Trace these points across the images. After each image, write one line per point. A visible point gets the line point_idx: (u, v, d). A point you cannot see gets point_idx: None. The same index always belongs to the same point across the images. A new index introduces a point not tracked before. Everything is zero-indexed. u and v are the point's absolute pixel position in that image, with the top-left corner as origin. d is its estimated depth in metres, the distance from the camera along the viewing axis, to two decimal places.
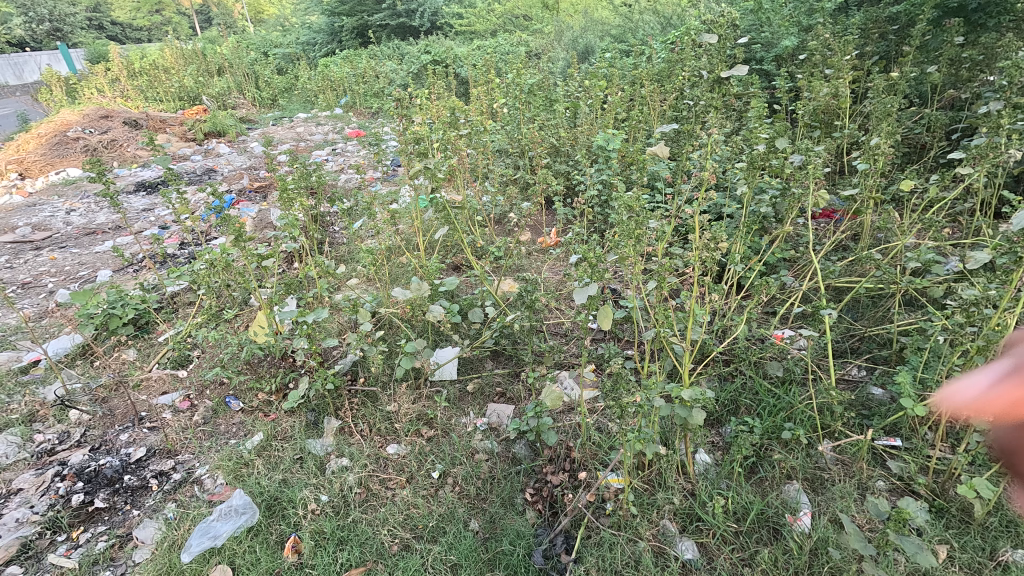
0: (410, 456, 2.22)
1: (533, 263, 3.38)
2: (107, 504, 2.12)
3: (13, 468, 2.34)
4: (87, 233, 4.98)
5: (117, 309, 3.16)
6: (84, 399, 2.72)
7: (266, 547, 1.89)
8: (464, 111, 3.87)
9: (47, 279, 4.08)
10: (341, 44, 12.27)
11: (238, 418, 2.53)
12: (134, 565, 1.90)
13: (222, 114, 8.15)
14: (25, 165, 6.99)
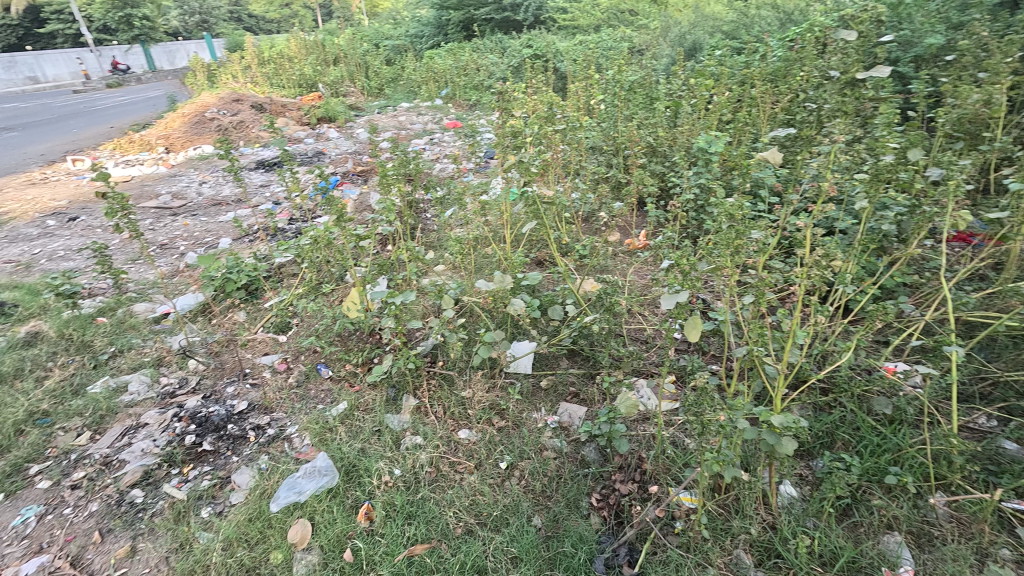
0: (480, 444, 2.27)
1: (617, 265, 3.31)
2: (213, 448, 2.38)
3: (142, 405, 2.68)
4: (214, 204, 5.58)
5: (233, 274, 3.51)
6: (201, 351, 3.06)
7: (343, 509, 2.02)
8: (561, 106, 3.84)
9: (180, 242, 4.63)
10: (446, 37, 12.67)
11: (327, 386, 2.72)
12: (230, 506, 2.11)
13: (334, 102, 8.74)
14: (170, 141, 7.97)
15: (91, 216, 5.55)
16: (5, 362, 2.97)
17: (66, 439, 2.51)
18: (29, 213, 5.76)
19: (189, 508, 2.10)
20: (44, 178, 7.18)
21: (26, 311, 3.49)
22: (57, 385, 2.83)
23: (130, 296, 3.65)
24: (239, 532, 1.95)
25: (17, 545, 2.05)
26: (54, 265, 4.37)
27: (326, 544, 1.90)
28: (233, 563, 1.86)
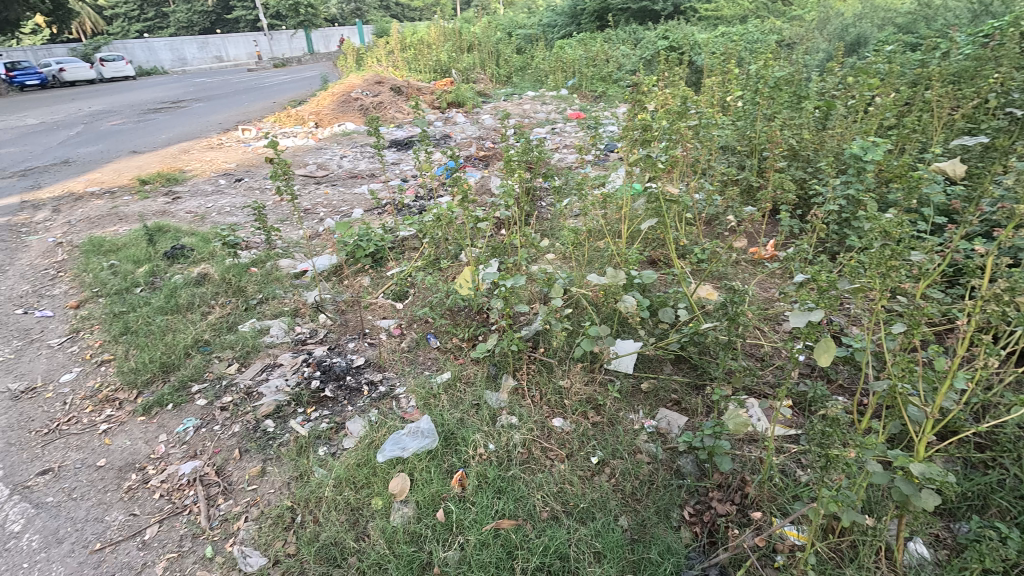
0: (573, 434, 2.28)
1: (739, 274, 3.10)
2: (333, 395, 2.65)
3: (279, 347, 3.06)
4: (352, 177, 6.12)
5: (363, 242, 3.85)
6: (330, 307, 3.39)
7: (439, 471, 2.15)
8: (696, 101, 3.66)
9: (320, 209, 5.15)
10: (579, 26, 12.56)
11: (434, 355, 2.89)
12: (342, 449, 2.34)
13: (465, 88, 9.11)
14: (320, 117, 8.85)
15: (253, 179, 6.37)
16: (182, 295, 3.54)
17: (220, 366, 2.94)
18: (207, 173, 6.75)
19: (309, 444, 2.36)
20: (219, 143, 8.36)
21: (199, 255, 4.12)
22: (217, 319, 3.31)
23: (278, 252, 4.15)
24: (348, 474, 2.16)
25: (178, 448, 2.46)
26: (222, 219, 5.09)
27: (422, 501, 2.03)
28: (341, 500, 2.07)
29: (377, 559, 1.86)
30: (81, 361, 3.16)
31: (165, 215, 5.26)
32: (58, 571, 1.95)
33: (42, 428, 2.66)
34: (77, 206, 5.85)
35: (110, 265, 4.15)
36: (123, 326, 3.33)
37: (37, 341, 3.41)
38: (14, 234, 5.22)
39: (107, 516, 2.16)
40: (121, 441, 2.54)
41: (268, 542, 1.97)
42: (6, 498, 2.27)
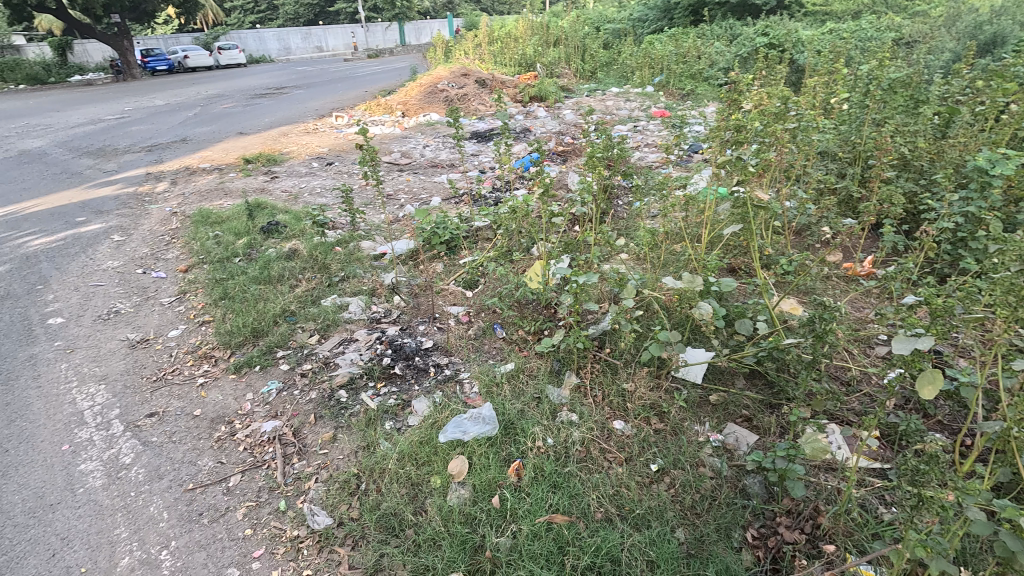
0: (633, 439, 2.23)
1: (828, 289, 2.89)
2: (402, 373, 2.76)
3: (355, 323, 3.24)
4: (433, 166, 6.33)
5: (440, 230, 3.98)
6: (404, 290, 3.54)
7: (497, 459, 2.19)
8: (796, 102, 3.43)
9: (401, 195, 5.37)
10: (671, 21, 12.12)
11: (499, 345, 2.94)
12: (407, 426, 2.44)
13: (548, 82, 9.11)
14: (407, 106, 9.21)
15: (342, 164, 6.75)
16: (274, 267, 3.83)
17: (302, 336, 3.16)
18: (302, 156, 7.24)
19: (377, 417, 2.49)
20: (315, 128, 8.93)
21: (291, 232, 4.44)
22: (303, 292, 3.56)
23: (361, 233, 4.38)
24: (411, 450, 2.25)
25: (262, 407, 2.67)
26: (313, 199, 5.44)
27: (478, 485, 2.08)
28: (403, 473, 2.16)
29: (432, 535, 1.93)
30: (186, 319, 3.52)
31: (264, 193, 5.71)
32: (157, 503, 2.18)
33: (151, 375, 2.99)
34: (192, 181, 6.48)
35: (216, 235, 4.57)
36: (222, 291, 3.66)
37: (152, 299, 3.82)
38: (139, 202, 5.88)
39: (200, 461, 2.39)
40: (215, 395, 2.80)
41: (335, 504, 2.10)
42: (120, 433, 2.57)
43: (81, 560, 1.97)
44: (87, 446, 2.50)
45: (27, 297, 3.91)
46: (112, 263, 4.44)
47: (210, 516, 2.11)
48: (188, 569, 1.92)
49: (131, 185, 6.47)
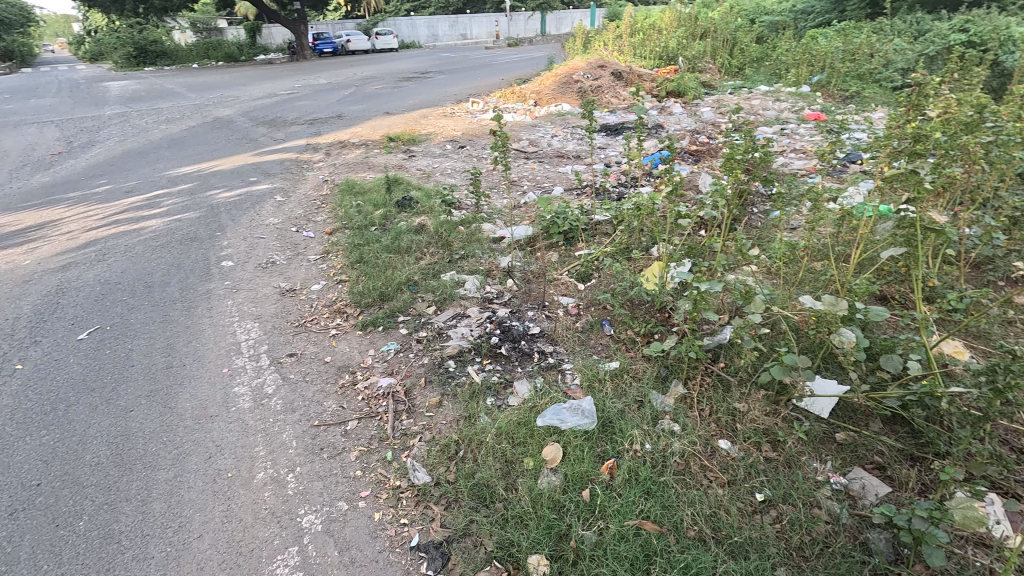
0: (738, 462, 2.10)
1: (1009, 337, 2.44)
2: (507, 354, 2.86)
3: (470, 300, 3.40)
4: (558, 155, 6.37)
5: (559, 220, 4.02)
6: (518, 274, 3.64)
7: (591, 453, 2.18)
8: (996, 110, 2.92)
9: (525, 182, 5.49)
10: (842, 14, 10.84)
11: (605, 341, 2.91)
12: (507, 405, 2.53)
13: (689, 77, 8.66)
14: (540, 96, 9.33)
15: (473, 148, 7.06)
16: (403, 239, 4.15)
17: (421, 305, 3.40)
18: (438, 137, 7.69)
19: (480, 391, 2.60)
20: (452, 113, 9.41)
21: (422, 208, 4.76)
22: (426, 265, 3.81)
23: (483, 216, 4.57)
24: (508, 428, 2.33)
25: (381, 364, 2.93)
26: (443, 179, 5.77)
27: (570, 474, 2.10)
28: (498, 449, 2.25)
29: (520, 513, 1.98)
30: (326, 276, 3.95)
31: (401, 170, 6.17)
32: (289, 431, 2.50)
33: (294, 321, 3.41)
34: (342, 153, 7.20)
35: (357, 205, 5.06)
36: (358, 255, 4.05)
37: (301, 255, 4.35)
38: (298, 169, 6.67)
39: (325, 402, 2.69)
40: (343, 347, 3.13)
41: (434, 464, 2.25)
42: (266, 366, 2.98)
43: (228, 466, 2.32)
44: (241, 372, 2.93)
45: (209, 241, 4.66)
46: (273, 219, 5.11)
47: (328, 452, 2.38)
48: (307, 493, 2.18)
49: (294, 154, 7.36)
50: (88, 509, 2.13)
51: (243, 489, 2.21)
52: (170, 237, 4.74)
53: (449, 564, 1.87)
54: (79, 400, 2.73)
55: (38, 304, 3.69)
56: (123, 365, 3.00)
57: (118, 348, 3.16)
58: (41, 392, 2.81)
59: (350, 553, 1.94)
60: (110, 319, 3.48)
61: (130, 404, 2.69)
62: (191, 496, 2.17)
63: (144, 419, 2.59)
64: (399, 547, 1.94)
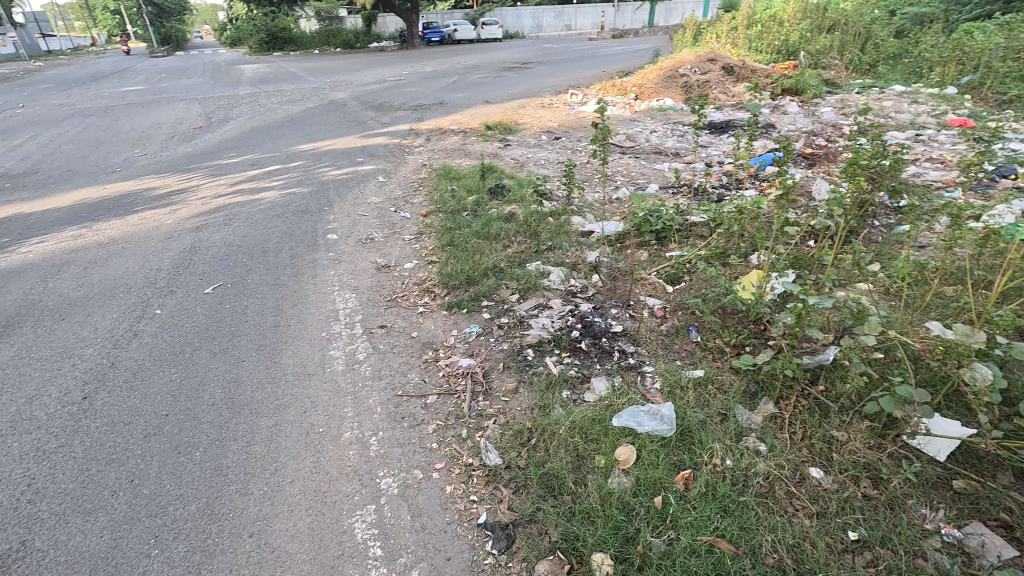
0: (831, 494, 1.94)
1: None
2: (586, 349, 2.84)
3: (553, 291, 3.40)
4: (656, 152, 6.16)
5: (652, 218, 3.90)
6: (604, 270, 3.59)
7: (666, 459, 2.11)
8: None
9: (619, 177, 5.36)
10: (1008, 5, 9.41)
11: (691, 348, 2.80)
12: (583, 399, 2.52)
13: (810, 73, 7.98)
14: (642, 89, 9.06)
15: (568, 140, 7.01)
16: (493, 226, 4.24)
17: (505, 292, 3.46)
18: (534, 128, 7.72)
19: (556, 383, 2.61)
20: (550, 104, 9.40)
21: (513, 196, 4.82)
22: (513, 253, 3.87)
23: (574, 208, 4.55)
24: (582, 423, 2.32)
25: (463, 344, 3.03)
26: (536, 169, 5.80)
27: (642, 479, 2.05)
28: (571, 442, 2.25)
29: (588, 508, 1.97)
30: (419, 256, 4.14)
31: (496, 158, 6.29)
32: (375, 397, 2.67)
33: (386, 295, 3.62)
34: (441, 140, 7.46)
35: (452, 190, 5.23)
36: (449, 238, 4.20)
37: (397, 234, 4.58)
38: (400, 152, 7.01)
39: (408, 374, 2.83)
40: (428, 324, 3.27)
41: (506, 448, 2.29)
42: (359, 334, 3.19)
43: (320, 422, 2.52)
44: (337, 338, 3.16)
45: (317, 215, 5.05)
46: (374, 199, 5.42)
47: (408, 422, 2.50)
48: (387, 458, 2.32)
49: (397, 137, 7.74)
50: (204, 442, 2.40)
51: (331, 444, 2.39)
52: (285, 209, 5.19)
53: (513, 546, 1.91)
54: (203, 346, 3.09)
55: (176, 259, 4.21)
56: (240, 320, 3.35)
57: (236, 304, 3.54)
58: (174, 335, 3.21)
59: (421, 520, 2.03)
60: (232, 278, 3.89)
61: (243, 355, 3.00)
62: (287, 444, 2.39)
63: (253, 370, 2.88)
64: (466, 522, 2.01)
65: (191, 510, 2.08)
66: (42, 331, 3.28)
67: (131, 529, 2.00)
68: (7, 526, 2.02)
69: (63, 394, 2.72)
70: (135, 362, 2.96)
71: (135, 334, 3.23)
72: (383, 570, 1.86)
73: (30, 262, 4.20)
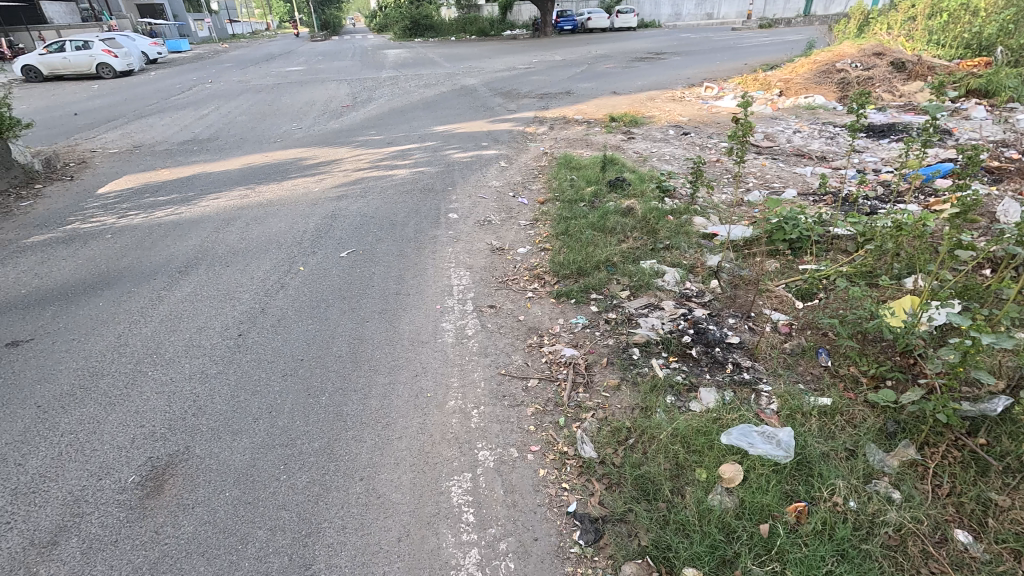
0: (980, 564, 1.67)
1: None
2: (697, 356, 2.70)
3: (666, 292, 3.28)
4: (798, 154, 5.63)
5: (787, 226, 3.59)
6: (725, 277, 3.38)
7: (777, 487, 1.96)
8: None
9: (751, 179, 4.98)
10: None
11: (818, 372, 2.54)
12: (688, 408, 2.41)
13: (1007, 72, 6.74)
14: (788, 85, 8.30)
15: (698, 136, 6.64)
16: (610, 219, 4.17)
17: (615, 287, 3.40)
18: (662, 122, 7.42)
19: (661, 387, 2.52)
20: (681, 97, 8.96)
21: (633, 190, 4.69)
22: (628, 248, 3.78)
23: (697, 208, 4.32)
24: (686, 432, 2.22)
25: (568, 334, 3.04)
26: (660, 165, 5.58)
27: (748, 502, 1.92)
28: (672, 449, 2.17)
29: (684, 520, 1.89)
30: (532, 242, 4.21)
31: (619, 150, 6.16)
32: (480, 373, 2.78)
33: (498, 277, 3.73)
34: (565, 129, 7.47)
35: (572, 179, 5.22)
36: (564, 227, 4.21)
37: (513, 218, 4.69)
38: (523, 139, 7.14)
39: (512, 355, 2.91)
40: (536, 310, 3.32)
41: (602, 443, 2.27)
42: (470, 311, 3.33)
43: (429, 387, 2.69)
44: (450, 311, 3.33)
45: (441, 194, 5.33)
46: (495, 183, 5.59)
47: (509, 401, 2.58)
48: (486, 431, 2.41)
49: (521, 124, 7.88)
50: (329, 388, 2.68)
51: (437, 410, 2.54)
52: (413, 186, 5.55)
53: (601, 541, 1.89)
54: (335, 304, 3.43)
55: (318, 223, 4.69)
56: (367, 284, 3.67)
57: (365, 270, 3.87)
58: (312, 291, 3.59)
59: (513, 497, 2.09)
60: (363, 245, 4.26)
61: (367, 316, 3.29)
62: (398, 403, 2.58)
63: (375, 331, 3.14)
64: (556, 508, 2.03)
65: (315, 446, 2.33)
66: (212, 274, 3.85)
67: (267, 452, 2.30)
68: (176, 432, 2.42)
69: (224, 330, 3.18)
70: (280, 310, 3.36)
71: (282, 286, 3.67)
72: (474, 536, 1.95)
73: (207, 215, 4.94)
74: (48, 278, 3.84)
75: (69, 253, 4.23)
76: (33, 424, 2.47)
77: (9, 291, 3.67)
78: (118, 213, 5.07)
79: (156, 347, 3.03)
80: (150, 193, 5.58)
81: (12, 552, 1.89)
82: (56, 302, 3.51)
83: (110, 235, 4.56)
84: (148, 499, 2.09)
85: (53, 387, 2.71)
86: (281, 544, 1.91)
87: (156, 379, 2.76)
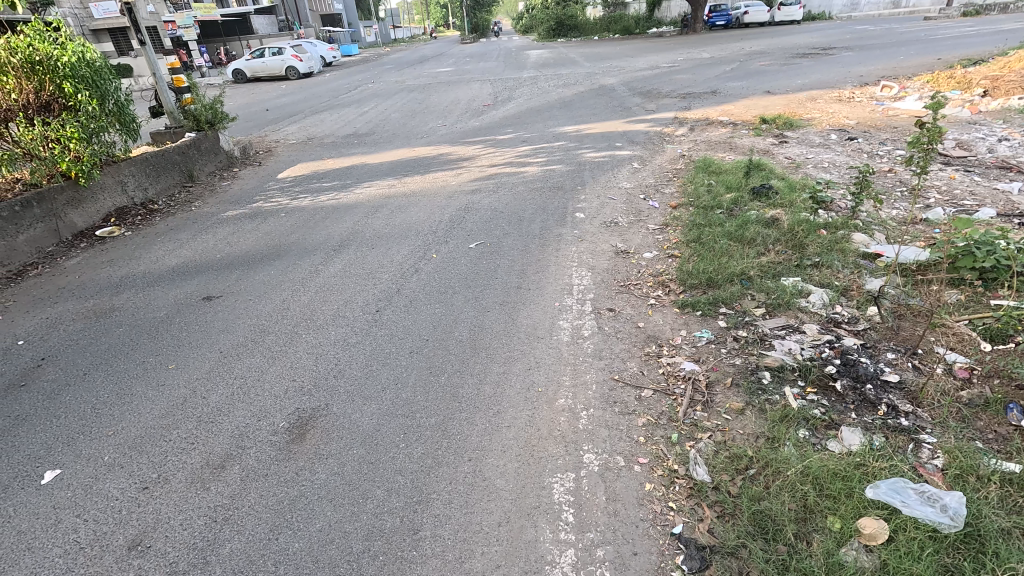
0: None
1: None
2: (842, 391, 2.39)
3: (810, 314, 2.95)
4: (1001, 166, 4.67)
5: (979, 251, 3.03)
6: (887, 304, 2.95)
7: (933, 557, 1.66)
8: None
9: (933, 194, 4.25)
10: None
11: (1003, 430, 2.11)
12: (824, 446, 2.14)
13: None
14: (997, 84, 6.89)
15: (867, 142, 5.82)
16: (750, 228, 3.84)
17: (749, 302, 3.13)
18: (822, 125, 6.65)
19: (794, 418, 2.27)
20: (850, 98, 7.92)
21: (780, 199, 4.28)
22: (768, 262, 3.46)
23: (858, 223, 3.81)
24: (819, 473, 1.98)
25: (689, 347, 2.88)
26: (816, 172, 5.01)
27: (891, 565, 1.65)
28: (800, 488, 1.95)
29: (807, 569, 1.69)
30: (660, 248, 4.04)
31: (767, 155, 5.65)
32: (593, 375, 2.76)
33: (620, 280, 3.65)
34: (707, 130, 7.05)
35: (710, 184, 4.92)
36: (697, 234, 3.98)
37: (642, 221, 4.55)
38: (660, 140, 6.87)
39: (628, 362, 2.83)
40: (657, 318, 3.19)
41: (718, 469, 2.12)
42: (588, 312, 3.31)
43: (540, 382, 2.72)
44: (568, 310, 3.34)
45: (569, 193, 5.35)
46: (626, 184, 5.46)
47: (619, 407, 2.52)
48: (593, 434, 2.38)
49: (659, 125, 7.60)
50: (449, 369, 2.85)
51: (547, 405, 2.57)
52: (543, 184, 5.65)
53: (707, 571, 1.76)
54: (461, 291, 3.63)
55: (452, 214, 5.01)
56: (491, 275, 3.83)
57: (490, 262, 4.03)
58: (442, 278, 3.84)
59: (616, 505, 2.04)
60: (490, 238, 4.45)
61: (488, 306, 3.43)
62: (511, 393, 2.66)
63: (494, 321, 3.27)
64: (659, 526, 1.94)
65: (432, 421, 2.50)
66: (360, 254, 4.31)
67: (390, 421, 2.51)
68: (319, 390, 2.75)
69: (365, 305, 3.53)
70: (413, 292, 3.66)
71: (417, 270, 3.99)
72: (572, 537, 1.94)
73: (359, 201, 5.54)
74: (236, 247, 4.60)
75: (253, 227, 5.02)
76: (215, 365, 2.99)
77: (208, 255, 4.47)
78: (291, 195, 5.88)
79: (311, 313, 3.48)
80: (317, 179, 6.39)
81: (194, 468, 2.31)
82: (239, 267, 4.19)
83: (284, 213, 5.32)
84: (293, 444, 2.41)
85: (232, 337, 3.25)
86: (395, 506, 2.08)
87: (308, 341, 3.17)
